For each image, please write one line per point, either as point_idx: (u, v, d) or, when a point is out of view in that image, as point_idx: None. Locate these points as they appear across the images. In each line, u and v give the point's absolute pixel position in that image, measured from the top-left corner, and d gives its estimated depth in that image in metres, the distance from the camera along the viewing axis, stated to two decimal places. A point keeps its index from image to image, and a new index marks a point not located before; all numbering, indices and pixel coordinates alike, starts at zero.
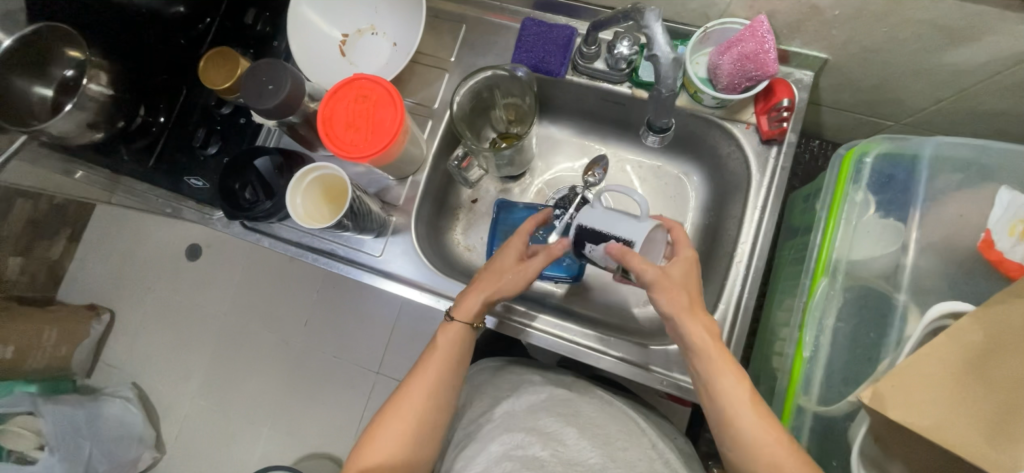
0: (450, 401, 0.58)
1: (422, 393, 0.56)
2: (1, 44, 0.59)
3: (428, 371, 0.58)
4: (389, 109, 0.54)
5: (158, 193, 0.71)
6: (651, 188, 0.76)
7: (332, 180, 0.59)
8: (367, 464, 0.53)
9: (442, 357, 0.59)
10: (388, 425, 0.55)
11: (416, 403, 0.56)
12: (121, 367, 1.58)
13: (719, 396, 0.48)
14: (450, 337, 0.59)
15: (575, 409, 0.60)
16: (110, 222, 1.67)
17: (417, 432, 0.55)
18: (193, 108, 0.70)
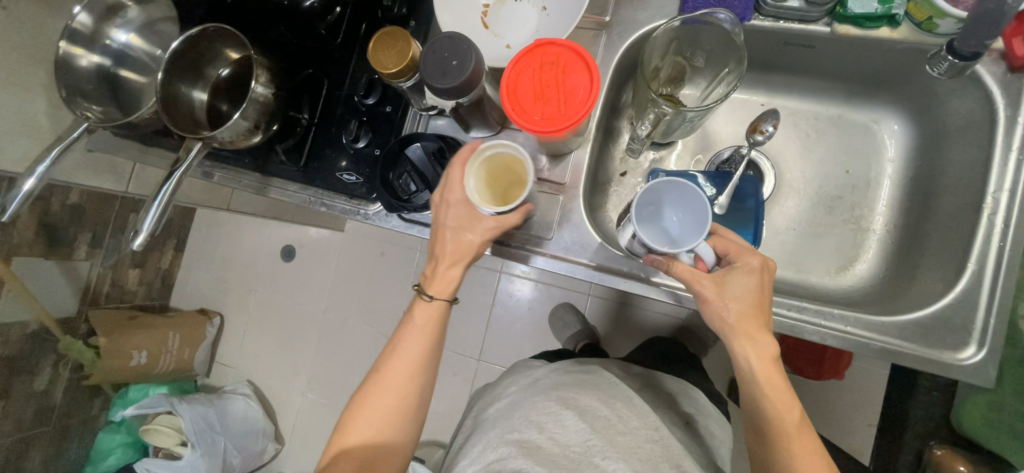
0: (429, 376, 0.61)
1: (405, 361, 0.59)
2: (171, 46, 0.57)
3: (409, 341, 0.60)
4: (583, 75, 0.49)
5: (310, 191, 0.69)
6: (828, 141, 0.67)
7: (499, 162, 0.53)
8: (351, 438, 0.58)
9: (420, 331, 0.60)
10: (373, 393, 0.59)
11: (400, 372, 0.59)
12: (235, 366, 1.67)
13: (761, 410, 0.50)
14: (427, 314, 0.59)
15: (573, 394, 0.63)
16: (207, 229, 1.74)
17: (397, 410, 0.59)
18: (337, 102, 0.68)
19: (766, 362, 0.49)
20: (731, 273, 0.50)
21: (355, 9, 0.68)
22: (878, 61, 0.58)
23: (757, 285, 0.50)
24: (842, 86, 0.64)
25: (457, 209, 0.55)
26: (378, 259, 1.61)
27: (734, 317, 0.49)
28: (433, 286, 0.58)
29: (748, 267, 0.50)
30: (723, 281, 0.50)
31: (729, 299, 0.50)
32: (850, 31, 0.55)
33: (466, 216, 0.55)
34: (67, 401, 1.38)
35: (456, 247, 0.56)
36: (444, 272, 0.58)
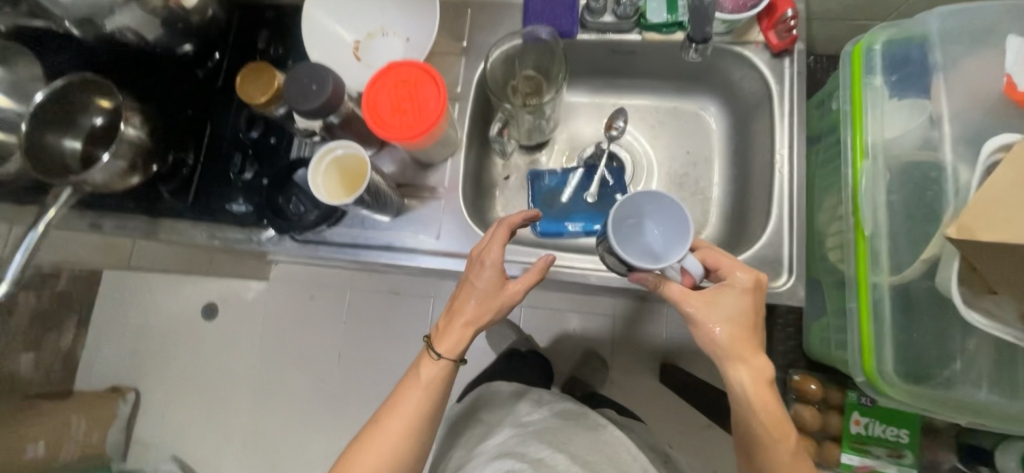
0: (424, 442, 0.61)
1: (408, 425, 0.60)
2: (34, 98, 0.59)
3: (412, 406, 0.60)
4: (432, 87, 0.57)
5: (201, 227, 0.70)
6: (670, 128, 0.79)
7: (350, 163, 0.59)
8: None
9: (423, 392, 0.61)
10: (365, 452, 0.59)
11: (397, 431, 0.59)
12: (157, 443, 1.53)
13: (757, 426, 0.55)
14: (432, 373, 0.61)
15: (564, 439, 0.70)
16: (116, 299, 1.63)
17: (392, 469, 0.59)
18: (222, 138, 0.71)
19: (763, 387, 0.55)
20: (723, 295, 0.56)
21: (233, 55, 0.73)
22: (685, 59, 0.72)
23: (746, 308, 0.56)
24: (670, 82, 0.77)
25: (488, 272, 0.59)
26: (308, 304, 1.58)
27: (726, 337, 0.55)
28: (441, 346, 0.60)
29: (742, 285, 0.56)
30: (714, 301, 0.55)
31: (722, 320, 0.55)
32: (655, 37, 0.67)
33: (496, 280, 0.60)
34: None
35: (476, 308, 0.60)
36: (455, 333, 0.60)
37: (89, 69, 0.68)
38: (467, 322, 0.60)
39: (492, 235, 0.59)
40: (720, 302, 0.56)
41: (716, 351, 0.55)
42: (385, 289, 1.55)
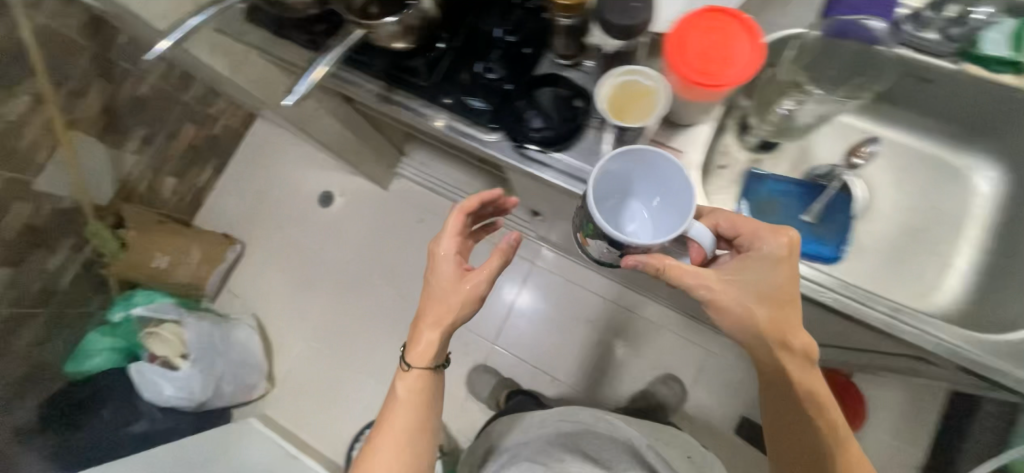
0: (422, 447, 0.72)
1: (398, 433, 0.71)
2: None
3: (400, 414, 0.72)
4: (747, 43, 0.54)
5: (433, 109, 0.71)
6: (916, 182, 0.76)
7: (638, 96, 0.57)
8: None
9: (406, 403, 0.72)
10: (371, 460, 0.70)
11: (393, 441, 0.70)
12: (243, 297, 1.62)
13: (817, 418, 0.63)
14: (407, 384, 0.72)
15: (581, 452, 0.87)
16: (249, 157, 1.72)
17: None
18: (477, 34, 0.71)
19: (807, 369, 0.62)
20: (748, 264, 0.60)
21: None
22: (993, 109, 0.67)
23: (782, 277, 0.59)
24: (941, 130, 0.73)
25: (445, 270, 0.70)
26: (414, 226, 1.61)
27: (766, 322, 0.60)
28: (422, 344, 0.71)
29: (773, 248, 0.60)
30: (744, 274, 0.60)
31: (751, 302, 0.60)
32: (979, 72, 0.62)
33: (453, 273, 0.70)
34: (72, 289, 1.40)
35: (440, 309, 0.70)
36: (427, 332, 0.71)
37: None
38: (443, 318, 0.70)
39: (449, 224, 0.70)
40: (735, 279, 0.60)
41: (754, 334, 0.61)
42: None
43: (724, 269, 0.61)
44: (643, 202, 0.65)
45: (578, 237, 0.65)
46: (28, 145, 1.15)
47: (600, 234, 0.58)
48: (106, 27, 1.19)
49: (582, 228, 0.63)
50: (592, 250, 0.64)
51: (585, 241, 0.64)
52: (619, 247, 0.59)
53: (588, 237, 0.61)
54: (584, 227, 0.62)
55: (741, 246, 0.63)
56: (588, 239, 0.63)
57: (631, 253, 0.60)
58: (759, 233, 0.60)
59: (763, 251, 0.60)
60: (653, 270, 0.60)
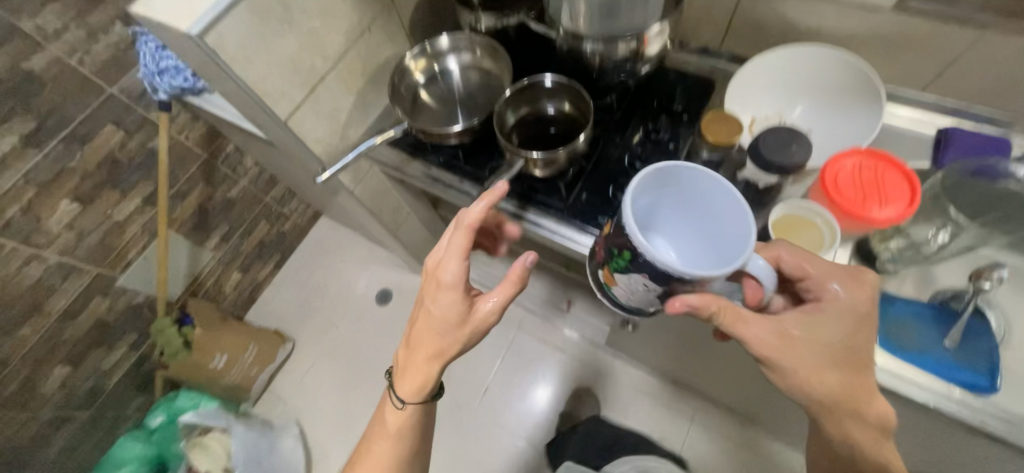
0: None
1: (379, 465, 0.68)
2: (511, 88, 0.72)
3: (382, 445, 0.70)
4: (898, 178, 0.58)
5: (566, 227, 0.73)
6: None
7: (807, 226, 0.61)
8: None
9: (392, 435, 0.70)
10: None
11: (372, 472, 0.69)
12: (285, 402, 1.50)
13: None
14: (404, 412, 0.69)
15: None
16: (311, 253, 1.73)
17: None
18: (607, 160, 0.76)
19: (869, 427, 0.59)
20: (812, 319, 0.55)
21: (637, 93, 0.79)
22: None
23: (856, 335, 0.55)
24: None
25: (443, 302, 0.60)
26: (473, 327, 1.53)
27: (832, 386, 0.56)
28: (413, 382, 0.65)
29: (853, 302, 0.55)
30: (815, 332, 0.55)
31: (818, 363, 0.56)
32: None
33: (460, 308, 0.60)
34: (117, 390, 1.32)
35: (437, 348, 0.62)
36: (418, 367, 0.65)
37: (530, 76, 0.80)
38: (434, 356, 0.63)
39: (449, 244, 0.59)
40: (806, 336, 0.55)
41: (819, 400, 0.57)
42: (552, 343, 1.45)
43: (792, 324, 0.55)
44: (668, 233, 0.58)
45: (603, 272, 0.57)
46: (124, 243, 1.19)
47: (636, 268, 0.51)
48: (219, 139, 1.30)
49: (608, 263, 0.54)
50: (619, 289, 0.56)
51: (611, 277, 0.56)
52: (664, 286, 0.50)
53: (616, 275, 0.54)
54: (608, 259, 0.55)
55: (810, 292, 0.57)
56: (616, 275, 0.54)
57: (682, 292, 0.51)
58: (834, 280, 0.56)
59: (842, 304, 0.55)
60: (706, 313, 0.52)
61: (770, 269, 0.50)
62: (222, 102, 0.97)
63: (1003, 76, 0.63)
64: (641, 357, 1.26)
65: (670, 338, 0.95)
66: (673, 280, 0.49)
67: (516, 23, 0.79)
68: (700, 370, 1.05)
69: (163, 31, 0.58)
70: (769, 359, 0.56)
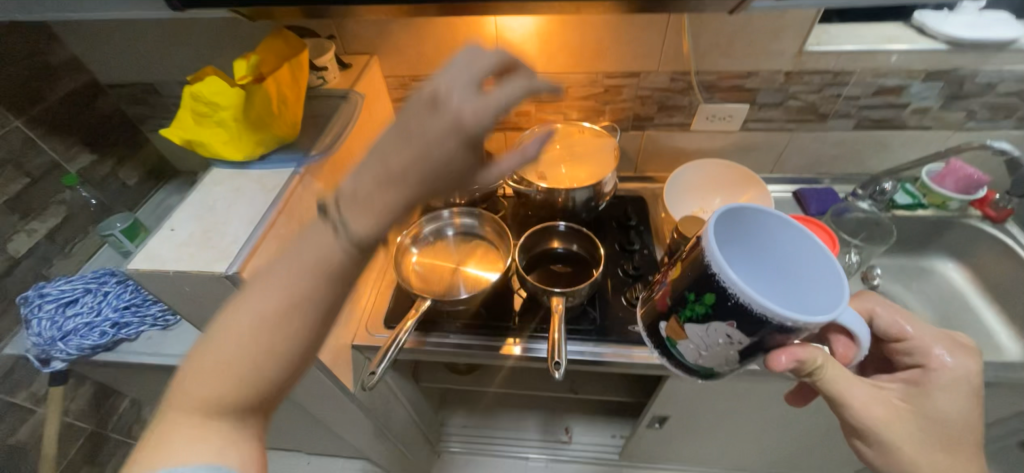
0: (288, 358, 0.38)
1: (227, 368, 0.37)
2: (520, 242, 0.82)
3: (302, 277, 0.38)
4: (817, 230, 0.82)
5: (605, 346, 0.77)
6: (920, 283, 0.99)
7: None
8: (187, 397, 0.36)
9: (297, 267, 0.38)
10: (214, 346, 0.37)
11: (244, 337, 0.37)
12: None
13: None
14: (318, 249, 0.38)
15: None
16: None
17: (242, 393, 0.37)
18: (607, 276, 0.86)
19: None
20: (931, 388, 0.51)
21: (598, 222, 0.95)
22: (960, 233, 0.96)
23: (969, 407, 0.50)
24: (910, 248, 1.00)
25: (439, 128, 0.40)
26: None
27: (941, 458, 0.49)
28: (330, 228, 0.39)
29: (963, 371, 0.52)
30: (925, 404, 0.51)
31: (930, 436, 0.49)
32: (901, 212, 0.95)
33: (457, 150, 0.41)
34: None
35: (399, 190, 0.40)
36: (360, 200, 0.39)
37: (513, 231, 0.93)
38: (399, 205, 0.40)
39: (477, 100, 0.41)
40: (910, 404, 0.51)
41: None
42: None
43: (893, 393, 0.52)
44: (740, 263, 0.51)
45: (667, 323, 0.51)
46: None
47: (718, 320, 0.44)
48: (112, 397, 1.01)
49: (678, 313, 0.48)
50: (688, 344, 0.50)
51: (680, 330, 0.49)
52: (755, 334, 0.43)
53: (691, 328, 0.48)
54: (680, 311, 0.48)
55: (909, 355, 0.55)
56: (688, 325, 0.48)
57: (762, 354, 0.47)
58: (940, 347, 0.53)
59: (953, 373, 0.52)
60: (801, 369, 0.47)
61: (861, 323, 0.45)
62: (155, 346, 0.81)
63: (810, 155, 0.98)
64: (664, 456, 1.24)
65: (701, 420, 1.00)
66: (765, 328, 0.42)
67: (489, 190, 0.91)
68: (729, 443, 1.09)
69: (180, 281, 0.52)
70: (866, 427, 0.50)
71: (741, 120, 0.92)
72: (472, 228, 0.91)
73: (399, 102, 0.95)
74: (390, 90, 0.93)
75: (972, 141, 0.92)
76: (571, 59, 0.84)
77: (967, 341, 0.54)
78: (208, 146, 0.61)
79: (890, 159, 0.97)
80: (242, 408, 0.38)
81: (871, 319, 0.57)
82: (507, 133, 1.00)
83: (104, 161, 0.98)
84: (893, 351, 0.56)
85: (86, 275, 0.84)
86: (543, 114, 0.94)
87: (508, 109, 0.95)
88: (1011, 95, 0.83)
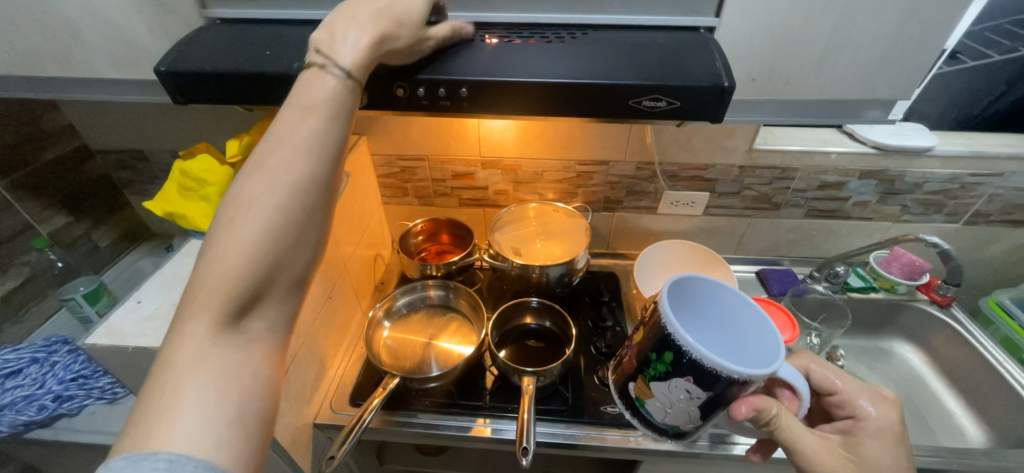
0: (295, 231, 0.37)
1: (240, 254, 0.35)
2: (493, 317, 0.83)
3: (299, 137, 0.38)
4: (777, 311, 0.85)
5: (577, 428, 0.76)
6: (883, 363, 1.02)
7: None
8: (195, 298, 0.35)
9: (294, 134, 0.38)
10: (219, 237, 0.36)
11: (249, 218, 0.36)
12: None
13: None
14: (310, 107, 0.39)
15: None
16: None
17: (259, 266, 0.36)
18: (580, 353, 0.86)
19: None
20: (862, 438, 0.55)
21: (571, 298, 0.97)
22: (912, 316, 1.01)
23: (900, 456, 0.54)
24: (869, 329, 1.05)
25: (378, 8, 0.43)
26: None
27: None
28: (326, 83, 0.39)
29: (886, 420, 0.56)
30: (859, 452, 0.54)
31: None
32: (857, 294, 1.00)
33: (421, 10, 0.44)
34: None
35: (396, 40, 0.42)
36: (347, 43, 0.40)
37: (488, 305, 0.94)
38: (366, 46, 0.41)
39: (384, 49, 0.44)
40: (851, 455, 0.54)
41: None
42: None
43: (834, 442, 0.56)
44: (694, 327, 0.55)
45: (635, 383, 0.57)
46: None
47: (674, 375, 0.50)
48: None
49: (642, 372, 0.54)
50: (655, 402, 0.56)
51: (645, 389, 0.55)
52: (711, 387, 0.48)
53: (653, 389, 0.54)
54: (642, 372, 0.54)
55: (842, 408, 0.59)
56: (652, 383, 0.54)
57: (721, 407, 0.51)
58: (865, 398, 0.57)
59: (877, 422, 0.56)
60: (759, 420, 0.49)
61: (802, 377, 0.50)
62: (98, 422, 0.76)
63: (768, 239, 1.05)
64: None
65: None
66: (715, 381, 0.47)
67: (466, 264, 0.94)
68: None
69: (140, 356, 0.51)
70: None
71: (703, 205, 0.99)
72: (447, 301, 0.92)
73: (383, 177, 1.00)
74: (376, 167, 0.98)
75: (909, 232, 1.01)
76: (546, 148, 0.92)
77: (889, 393, 0.59)
78: (191, 219, 0.62)
79: (840, 245, 1.04)
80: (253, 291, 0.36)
81: (806, 373, 0.62)
82: (487, 209, 1.05)
83: (79, 222, 0.98)
84: (829, 404, 0.60)
85: (35, 343, 0.80)
86: (521, 193, 1.00)
87: (488, 188, 1.00)
88: (937, 193, 0.93)
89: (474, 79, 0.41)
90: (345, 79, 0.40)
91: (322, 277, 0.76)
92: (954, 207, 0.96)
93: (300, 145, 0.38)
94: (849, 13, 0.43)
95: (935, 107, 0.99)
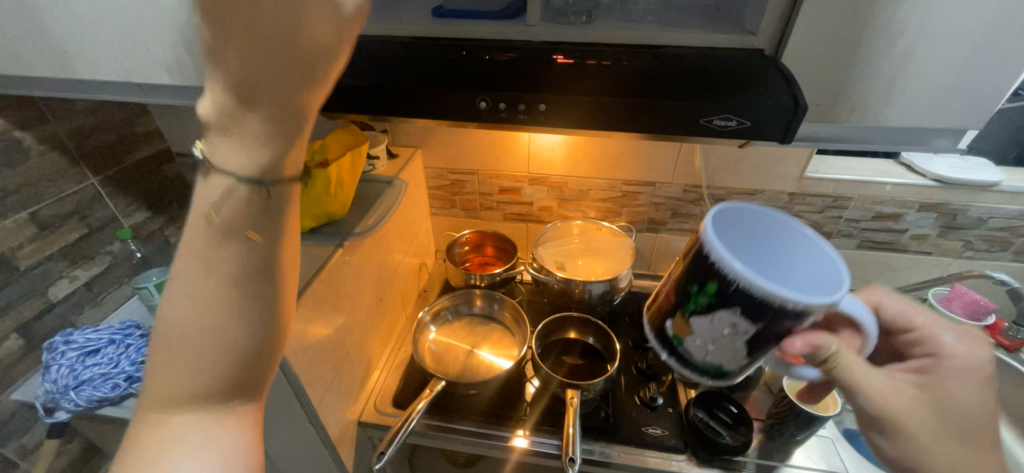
0: (233, 325, 0.33)
1: (189, 356, 0.34)
2: (536, 330, 0.85)
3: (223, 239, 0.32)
4: None
5: (617, 447, 0.75)
6: None
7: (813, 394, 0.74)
8: (153, 408, 0.35)
9: (213, 237, 0.33)
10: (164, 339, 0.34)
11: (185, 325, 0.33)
12: None
13: None
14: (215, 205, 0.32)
15: None
16: None
17: (205, 365, 0.34)
18: (622, 372, 0.86)
19: None
20: (948, 375, 0.42)
21: (612, 316, 0.97)
22: None
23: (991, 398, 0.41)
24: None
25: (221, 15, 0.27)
26: None
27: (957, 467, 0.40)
28: (229, 183, 0.31)
29: (976, 360, 0.43)
30: (942, 396, 0.41)
31: (945, 438, 0.40)
32: None
33: (331, 33, 0.28)
34: None
35: (288, 95, 0.29)
36: (241, 144, 0.31)
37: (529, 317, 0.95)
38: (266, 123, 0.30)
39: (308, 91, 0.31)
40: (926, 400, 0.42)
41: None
42: None
43: (905, 383, 0.43)
44: (749, 255, 0.39)
45: (665, 323, 0.41)
46: None
47: (720, 309, 0.36)
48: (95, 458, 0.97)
49: (681, 300, 0.39)
50: (696, 339, 0.39)
51: (684, 325, 0.39)
52: (752, 353, 0.38)
53: (694, 326, 0.38)
54: (683, 302, 0.39)
55: (919, 347, 0.45)
56: (693, 319, 0.38)
57: (772, 349, 0.37)
58: (944, 330, 0.44)
59: (964, 361, 0.42)
60: (815, 359, 0.38)
61: (871, 317, 0.37)
62: None
63: None
64: None
65: None
66: (773, 313, 0.34)
67: (510, 276, 0.96)
68: None
69: None
70: (883, 417, 0.42)
71: None
72: (489, 311, 0.93)
73: (433, 189, 1.04)
74: (428, 179, 1.03)
75: (971, 270, 0.96)
76: (593, 167, 0.94)
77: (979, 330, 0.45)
78: None
79: (895, 278, 1.01)
80: (223, 380, 0.35)
81: (875, 309, 0.48)
82: (530, 224, 1.07)
83: (155, 218, 1.07)
84: (899, 345, 0.47)
85: (112, 326, 0.87)
86: (564, 210, 1.02)
87: (533, 204, 1.03)
88: (1004, 230, 0.89)
89: (550, 95, 0.44)
90: (258, 190, 0.31)
91: (376, 279, 0.80)
92: (1021, 245, 0.91)
93: (219, 272, 0.33)
94: (921, 43, 0.44)
95: (999, 141, 0.96)
